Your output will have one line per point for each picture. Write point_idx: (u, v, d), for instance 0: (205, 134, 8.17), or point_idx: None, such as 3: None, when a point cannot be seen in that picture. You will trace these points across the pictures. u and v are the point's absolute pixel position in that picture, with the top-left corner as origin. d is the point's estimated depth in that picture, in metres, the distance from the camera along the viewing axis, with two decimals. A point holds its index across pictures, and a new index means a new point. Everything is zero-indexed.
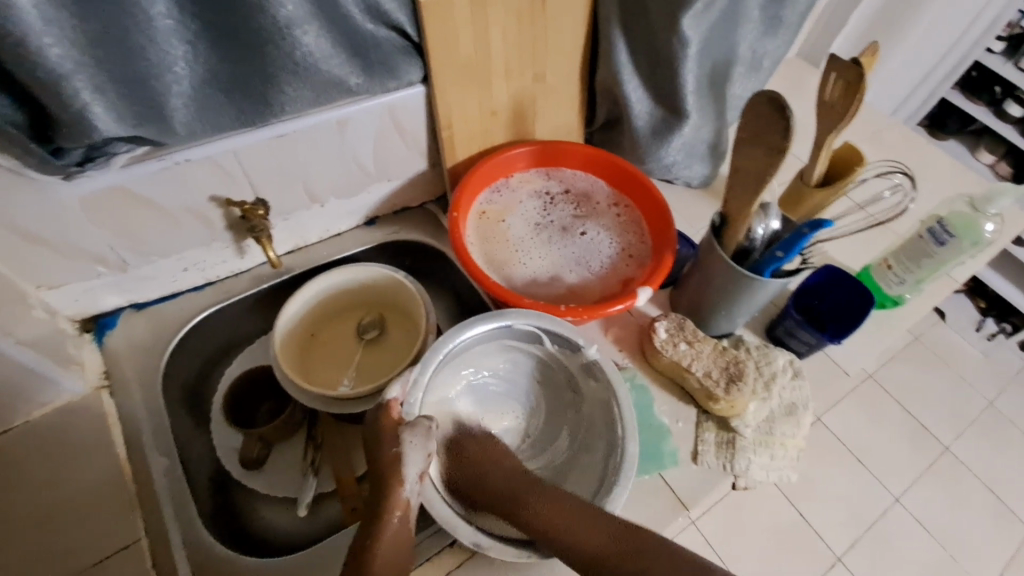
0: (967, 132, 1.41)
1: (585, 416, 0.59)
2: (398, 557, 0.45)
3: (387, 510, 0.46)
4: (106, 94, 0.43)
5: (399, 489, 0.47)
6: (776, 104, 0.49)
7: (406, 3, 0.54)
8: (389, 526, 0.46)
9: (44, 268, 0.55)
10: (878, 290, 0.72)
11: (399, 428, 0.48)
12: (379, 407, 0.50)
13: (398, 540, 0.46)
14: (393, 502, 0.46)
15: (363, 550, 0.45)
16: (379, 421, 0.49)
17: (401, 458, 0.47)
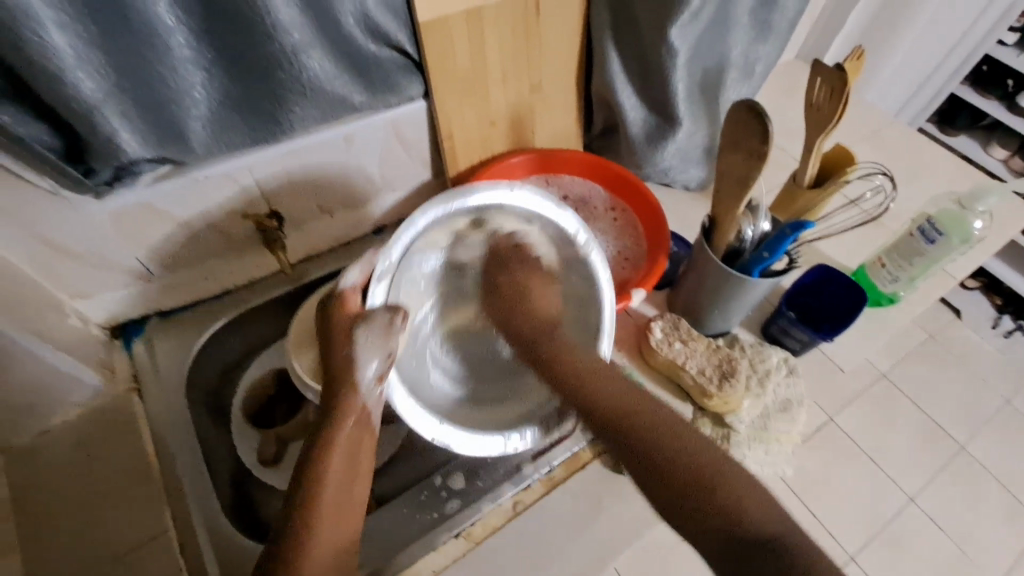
0: (979, 127, 1.40)
1: (569, 290, 0.62)
2: (352, 466, 0.49)
3: (342, 411, 0.49)
4: (131, 120, 0.48)
5: (354, 390, 0.50)
6: (754, 111, 0.51)
7: (405, 24, 0.58)
8: (345, 428, 0.49)
9: (77, 280, 0.59)
10: (873, 289, 0.74)
11: (353, 324, 0.50)
12: (336, 297, 0.53)
13: (351, 441, 0.49)
14: (344, 399, 0.50)
15: (326, 443, 0.48)
16: (335, 317, 0.52)
17: (352, 361, 0.50)
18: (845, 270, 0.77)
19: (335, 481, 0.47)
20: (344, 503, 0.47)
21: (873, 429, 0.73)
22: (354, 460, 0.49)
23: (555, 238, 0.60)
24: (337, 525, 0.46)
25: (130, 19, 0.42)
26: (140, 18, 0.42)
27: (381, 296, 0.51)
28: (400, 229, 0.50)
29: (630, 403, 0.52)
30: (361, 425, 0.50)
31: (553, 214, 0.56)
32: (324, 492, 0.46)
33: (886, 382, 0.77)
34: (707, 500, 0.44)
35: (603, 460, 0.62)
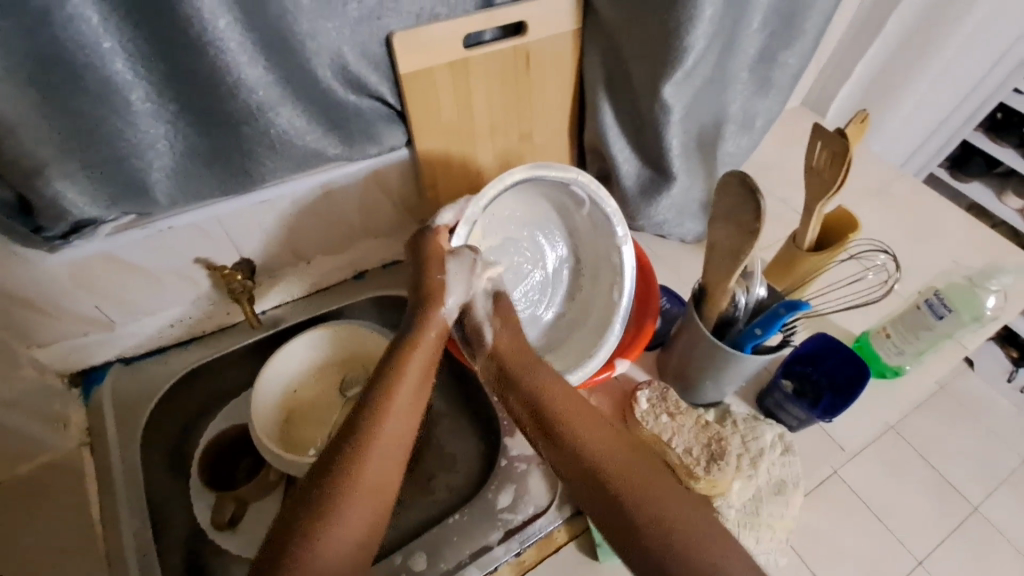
0: (993, 174, 1.35)
1: (592, 258, 0.67)
2: (419, 390, 0.50)
3: (426, 321, 0.54)
4: (81, 178, 0.45)
5: (437, 311, 0.55)
6: (746, 184, 0.49)
7: (386, 76, 0.56)
8: (427, 337, 0.53)
9: (33, 328, 0.57)
10: (876, 361, 0.68)
11: (444, 257, 0.56)
12: (429, 231, 0.58)
13: (421, 365, 0.52)
14: (424, 325, 0.54)
15: (403, 358, 0.51)
16: (428, 241, 0.57)
17: (445, 284, 0.55)
18: (847, 336, 0.73)
19: (403, 396, 0.48)
20: (403, 434, 0.47)
21: (880, 497, 0.67)
22: (422, 384, 0.51)
23: (596, 233, 0.65)
24: (396, 436, 0.46)
25: (81, 76, 0.40)
26: (94, 75, 0.41)
27: (461, 239, 0.58)
28: (492, 180, 0.57)
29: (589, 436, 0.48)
30: (438, 340, 0.54)
31: (602, 200, 0.60)
32: (392, 407, 0.47)
33: (895, 434, 0.73)
34: (631, 520, 0.43)
35: (576, 543, 0.59)
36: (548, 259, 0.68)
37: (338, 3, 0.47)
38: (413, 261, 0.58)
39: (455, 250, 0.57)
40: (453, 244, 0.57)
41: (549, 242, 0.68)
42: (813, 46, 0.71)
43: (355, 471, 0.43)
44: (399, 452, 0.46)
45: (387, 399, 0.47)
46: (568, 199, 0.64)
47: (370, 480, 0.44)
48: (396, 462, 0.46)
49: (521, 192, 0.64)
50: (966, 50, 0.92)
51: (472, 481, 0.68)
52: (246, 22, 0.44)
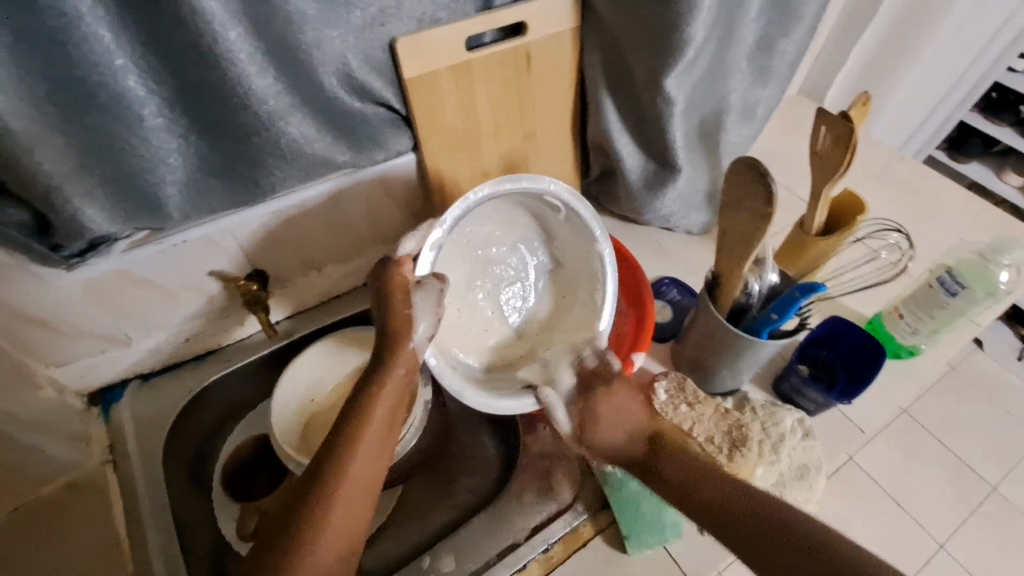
0: (991, 153, 1.36)
1: (574, 263, 0.66)
2: (388, 430, 0.48)
3: (395, 355, 0.49)
4: (97, 196, 0.46)
5: (406, 345, 0.50)
6: (756, 171, 0.49)
7: (391, 82, 0.56)
8: (395, 374, 0.49)
9: (51, 349, 0.57)
10: (890, 341, 0.70)
11: (410, 289, 0.51)
12: (390, 263, 0.52)
13: (392, 401, 0.49)
14: (396, 358, 0.49)
15: (370, 397, 0.48)
16: (389, 277, 0.52)
17: (413, 318, 0.50)
18: (859, 319, 0.73)
19: (372, 443, 0.46)
20: (370, 478, 0.45)
21: (901, 475, 0.67)
22: (391, 422, 0.48)
23: (571, 236, 0.64)
24: (363, 485, 0.44)
25: (95, 94, 0.41)
26: (108, 92, 0.41)
27: (429, 267, 0.54)
28: (456, 203, 0.55)
29: (704, 485, 0.51)
30: (409, 374, 0.50)
31: (577, 208, 0.59)
32: (359, 453, 0.45)
33: (909, 417, 0.73)
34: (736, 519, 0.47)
35: (603, 537, 0.58)
36: (530, 268, 0.68)
37: (342, 11, 0.48)
38: (372, 297, 0.52)
39: (423, 283, 0.52)
40: (419, 274, 0.53)
41: (530, 252, 0.67)
42: (810, 32, 0.71)
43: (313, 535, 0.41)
44: (366, 501, 0.45)
45: (357, 443, 0.45)
46: (548, 210, 0.63)
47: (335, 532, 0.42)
48: (364, 511, 0.44)
49: (492, 207, 0.61)
50: (959, 30, 0.92)
51: (493, 481, 0.68)
52: (254, 33, 0.45)
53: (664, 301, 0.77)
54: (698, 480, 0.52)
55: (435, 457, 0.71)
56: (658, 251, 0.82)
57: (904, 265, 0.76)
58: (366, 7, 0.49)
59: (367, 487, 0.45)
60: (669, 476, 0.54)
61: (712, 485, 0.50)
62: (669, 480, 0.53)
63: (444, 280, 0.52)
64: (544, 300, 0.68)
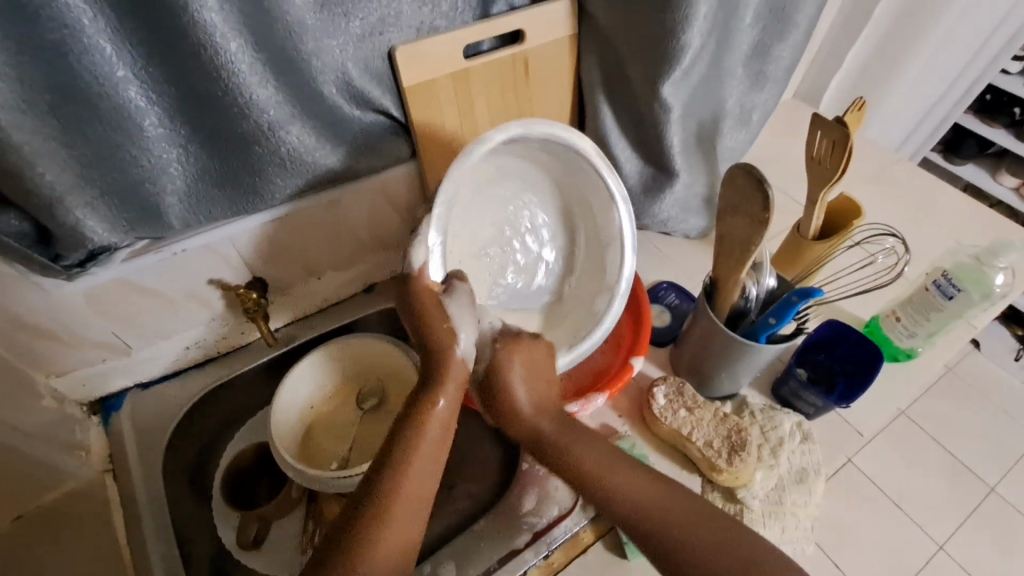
0: (986, 155, 1.37)
1: (583, 216, 0.64)
2: (441, 448, 0.49)
3: (444, 374, 0.50)
4: (98, 207, 0.46)
5: (455, 360, 0.51)
6: (752, 176, 0.49)
7: (390, 90, 0.57)
8: (445, 391, 0.50)
9: (52, 358, 0.57)
10: (887, 343, 0.70)
11: (439, 298, 0.51)
12: (391, 251, 0.51)
13: (442, 428, 0.49)
14: (440, 386, 0.49)
15: (421, 417, 0.48)
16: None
17: (441, 304, 0.51)
18: (857, 322, 0.74)
19: (423, 465, 0.47)
20: (421, 496, 0.46)
21: (900, 477, 0.68)
22: (444, 440, 0.49)
23: (587, 197, 0.62)
24: (413, 497, 0.45)
25: (97, 106, 0.41)
26: (109, 103, 0.42)
27: (442, 271, 0.52)
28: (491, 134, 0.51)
29: (620, 482, 0.48)
30: (452, 406, 0.50)
31: (595, 165, 0.57)
32: (411, 473, 0.46)
33: (907, 419, 0.73)
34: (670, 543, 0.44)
35: (603, 542, 0.59)
36: (545, 229, 0.65)
37: (340, 20, 0.48)
38: (398, 297, 0.53)
39: (434, 280, 0.52)
40: (435, 279, 0.52)
41: (545, 211, 0.64)
42: (805, 37, 0.72)
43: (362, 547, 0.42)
44: (416, 523, 0.45)
45: (405, 463, 0.46)
46: (565, 164, 0.59)
47: (389, 552, 0.42)
48: (415, 526, 0.45)
49: (506, 159, 0.58)
50: (953, 34, 0.93)
51: (494, 486, 0.68)
52: (254, 43, 0.45)
53: (662, 306, 0.77)
54: (607, 475, 0.49)
55: None
56: (656, 255, 0.82)
57: (901, 267, 0.77)
58: (365, 16, 0.50)
59: (418, 503, 0.46)
60: (621, 492, 0.48)
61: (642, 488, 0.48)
62: (627, 497, 0.48)
63: (463, 278, 0.52)
64: (559, 260, 0.66)
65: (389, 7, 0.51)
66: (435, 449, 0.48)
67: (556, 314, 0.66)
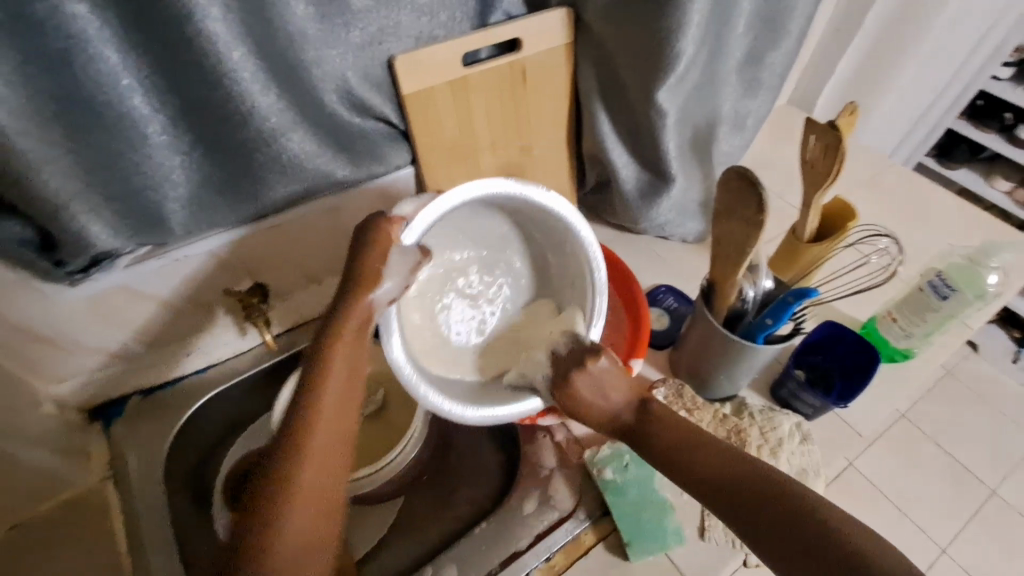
0: (979, 159, 1.38)
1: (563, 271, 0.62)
2: (348, 396, 0.47)
3: (349, 309, 0.48)
4: (102, 212, 0.47)
5: (365, 299, 0.49)
6: (747, 178, 0.50)
7: (390, 98, 0.58)
8: (348, 325, 0.48)
9: (52, 365, 0.57)
10: (885, 344, 0.71)
11: (390, 250, 0.50)
12: (382, 219, 0.51)
13: (349, 361, 0.47)
14: (347, 314, 0.48)
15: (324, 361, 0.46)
16: (375, 232, 0.50)
17: (380, 276, 0.49)
18: (854, 323, 0.75)
19: (329, 411, 0.45)
20: (335, 436, 0.45)
21: (898, 480, 0.68)
22: (353, 377, 0.47)
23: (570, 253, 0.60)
24: (328, 442, 0.44)
25: (102, 113, 0.42)
26: (113, 112, 0.42)
27: (417, 233, 0.51)
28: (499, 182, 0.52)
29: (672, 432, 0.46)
30: (360, 337, 0.49)
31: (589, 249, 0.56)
32: (318, 422, 0.44)
33: (905, 421, 0.73)
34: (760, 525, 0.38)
35: (605, 544, 0.59)
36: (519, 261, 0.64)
37: (341, 30, 0.49)
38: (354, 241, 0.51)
39: (406, 245, 0.50)
40: (406, 240, 0.50)
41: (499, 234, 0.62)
42: (797, 45, 0.73)
43: (284, 482, 0.41)
44: (335, 463, 0.44)
45: (316, 413, 0.44)
46: (552, 228, 0.59)
47: (307, 499, 0.41)
48: (332, 477, 0.44)
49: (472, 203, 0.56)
50: (943, 40, 0.95)
51: (494, 490, 0.68)
52: (256, 52, 0.46)
53: (661, 309, 0.77)
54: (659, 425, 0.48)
55: (433, 469, 0.71)
56: (653, 259, 0.83)
57: (894, 268, 0.78)
58: (365, 26, 0.51)
59: (333, 439, 0.45)
60: (664, 434, 0.47)
61: (713, 461, 0.43)
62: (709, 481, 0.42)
63: (427, 255, 0.52)
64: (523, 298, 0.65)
65: (389, 17, 0.52)
66: (345, 374, 0.47)
67: (518, 325, 0.63)
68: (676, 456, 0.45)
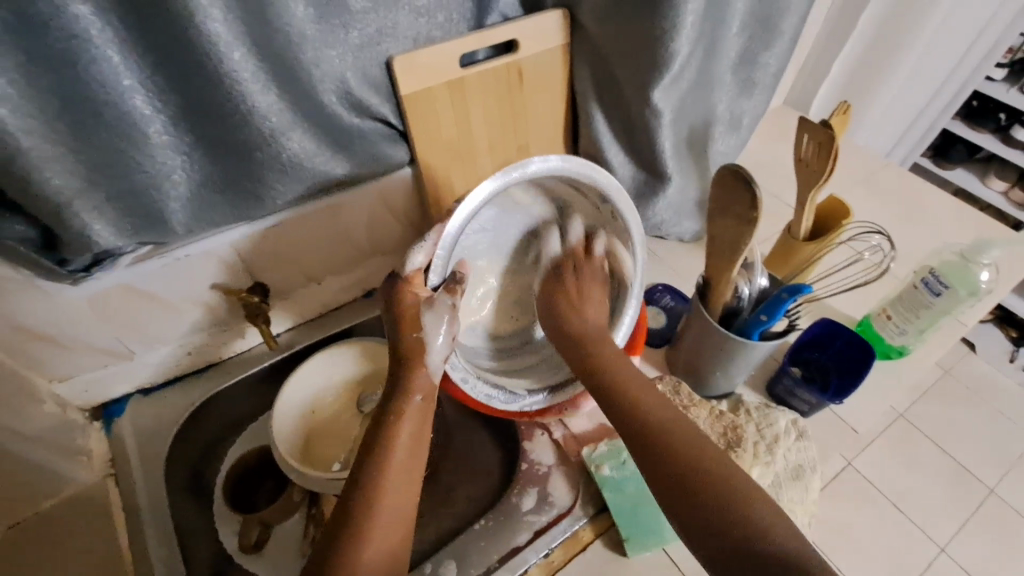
0: (975, 160, 1.39)
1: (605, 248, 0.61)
2: (412, 458, 0.48)
3: (410, 385, 0.49)
4: (104, 210, 0.47)
5: (421, 370, 0.50)
6: (740, 175, 0.51)
7: (388, 98, 0.58)
8: (412, 402, 0.49)
9: (53, 363, 0.58)
10: (880, 341, 0.71)
11: (421, 310, 0.49)
12: (400, 281, 0.49)
13: (416, 424, 0.49)
14: (410, 385, 0.49)
15: (392, 429, 0.48)
16: (400, 296, 0.49)
17: (424, 342, 0.49)
18: (849, 321, 0.75)
19: (398, 480, 0.46)
20: (400, 509, 0.46)
21: (894, 477, 0.68)
22: (416, 449, 0.49)
23: (615, 248, 0.60)
24: (396, 512, 0.45)
25: (104, 113, 0.43)
26: (115, 112, 0.43)
27: (442, 275, 0.50)
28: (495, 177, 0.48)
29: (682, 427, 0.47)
30: (426, 401, 0.50)
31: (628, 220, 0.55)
32: (388, 489, 0.45)
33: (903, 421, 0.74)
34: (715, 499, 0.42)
35: (603, 540, 0.59)
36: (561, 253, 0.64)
37: (340, 31, 0.50)
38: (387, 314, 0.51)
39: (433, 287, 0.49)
40: (431, 286, 0.49)
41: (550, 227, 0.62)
42: (791, 46, 0.74)
43: (349, 560, 0.42)
44: (397, 534, 0.45)
45: (384, 478, 0.46)
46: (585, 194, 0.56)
47: (373, 561, 0.42)
48: (398, 540, 0.45)
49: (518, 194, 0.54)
50: (936, 41, 0.96)
51: (494, 487, 0.68)
52: (255, 53, 0.46)
53: (658, 308, 0.78)
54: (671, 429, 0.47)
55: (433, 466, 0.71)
56: (651, 258, 0.84)
57: (888, 265, 0.78)
58: (363, 27, 0.52)
59: (400, 513, 0.46)
60: (686, 446, 0.46)
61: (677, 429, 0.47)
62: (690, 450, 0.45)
63: (458, 292, 0.49)
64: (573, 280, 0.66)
65: (387, 18, 0.53)
66: (409, 443, 0.48)
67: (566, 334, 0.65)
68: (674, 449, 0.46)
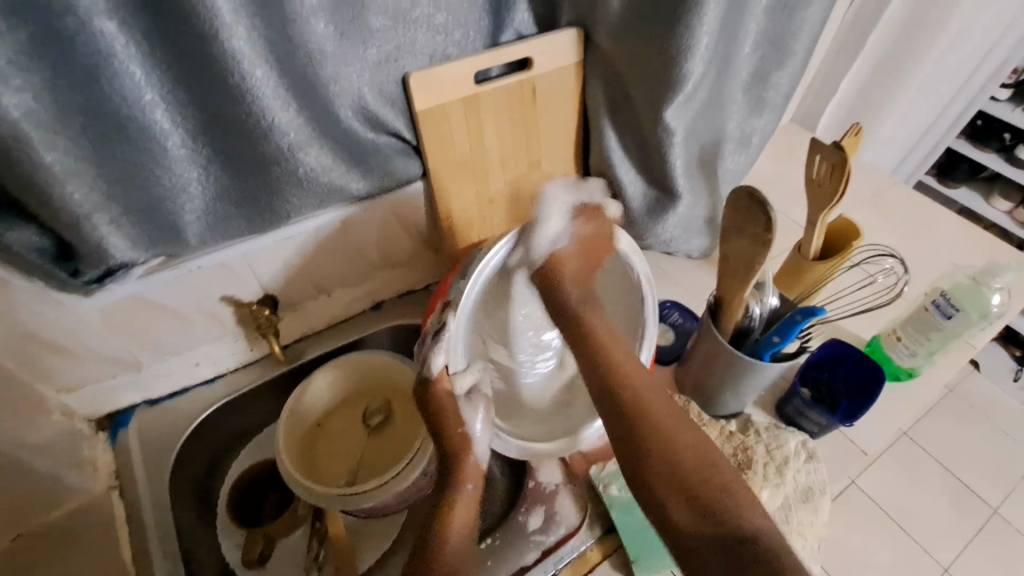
0: (979, 179, 1.40)
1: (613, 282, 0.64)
2: (469, 514, 0.52)
3: (461, 474, 0.53)
4: (122, 224, 0.47)
5: (468, 458, 0.53)
6: (756, 198, 0.51)
7: (403, 113, 0.59)
8: (464, 490, 0.52)
9: (63, 372, 0.58)
10: (889, 363, 0.71)
11: (459, 407, 0.54)
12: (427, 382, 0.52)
13: (465, 513, 0.52)
14: (461, 468, 0.53)
15: (444, 515, 0.51)
16: (433, 400, 0.53)
17: (467, 437, 0.53)
18: (858, 341, 0.76)
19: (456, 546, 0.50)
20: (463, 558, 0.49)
21: (903, 500, 0.68)
22: (471, 520, 0.52)
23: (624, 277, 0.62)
24: (457, 559, 0.49)
25: (126, 127, 0.43)
26: (136, 125, 0.43)
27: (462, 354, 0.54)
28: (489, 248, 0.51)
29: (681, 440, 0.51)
30: (477, 487, 0.54)
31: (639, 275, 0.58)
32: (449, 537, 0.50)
33: (909, 441, 0.73)
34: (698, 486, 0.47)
35: (611, 560, 0.59)
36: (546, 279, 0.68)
37: (358, 48, 0.51)
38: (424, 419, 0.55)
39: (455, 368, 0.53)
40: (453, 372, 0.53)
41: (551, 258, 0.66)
42: (802, 65, 0.75)
43: None
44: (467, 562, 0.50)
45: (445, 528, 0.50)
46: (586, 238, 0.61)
47: None
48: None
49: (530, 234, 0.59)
50: (943, 62, 0.96)
51: (499, 505, 0.68)
52: (276, 69, 0.47)
53: (665, 324, 0.78)
54: (672, 433, 0.51)
55: None
56: (659, 274, 0.84)
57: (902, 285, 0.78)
58: (382, 44, 0.52)
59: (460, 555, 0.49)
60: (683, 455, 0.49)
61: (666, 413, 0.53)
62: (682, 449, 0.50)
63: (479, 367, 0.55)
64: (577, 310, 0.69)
65: (405, 36, 0.53)
66: (464, 517, 0.51)
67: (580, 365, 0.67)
68: (681, 474, 0.48)
